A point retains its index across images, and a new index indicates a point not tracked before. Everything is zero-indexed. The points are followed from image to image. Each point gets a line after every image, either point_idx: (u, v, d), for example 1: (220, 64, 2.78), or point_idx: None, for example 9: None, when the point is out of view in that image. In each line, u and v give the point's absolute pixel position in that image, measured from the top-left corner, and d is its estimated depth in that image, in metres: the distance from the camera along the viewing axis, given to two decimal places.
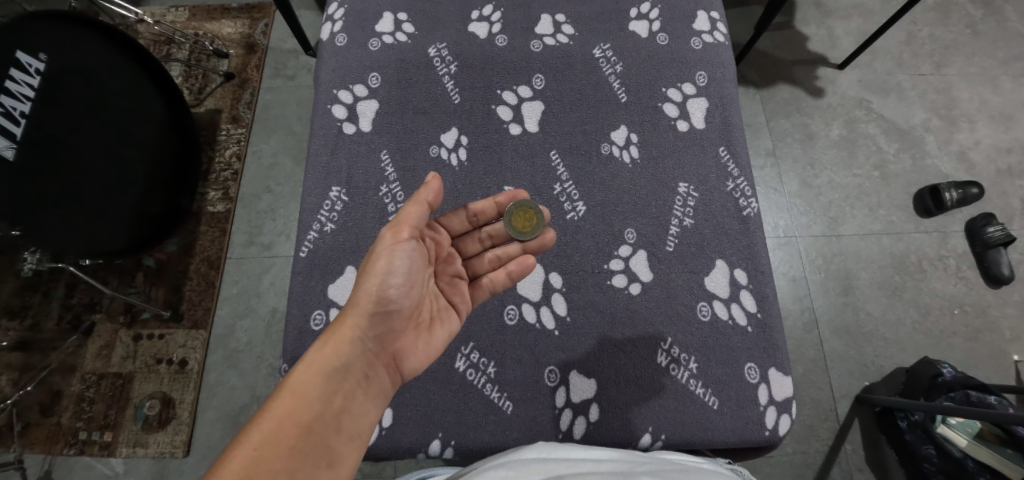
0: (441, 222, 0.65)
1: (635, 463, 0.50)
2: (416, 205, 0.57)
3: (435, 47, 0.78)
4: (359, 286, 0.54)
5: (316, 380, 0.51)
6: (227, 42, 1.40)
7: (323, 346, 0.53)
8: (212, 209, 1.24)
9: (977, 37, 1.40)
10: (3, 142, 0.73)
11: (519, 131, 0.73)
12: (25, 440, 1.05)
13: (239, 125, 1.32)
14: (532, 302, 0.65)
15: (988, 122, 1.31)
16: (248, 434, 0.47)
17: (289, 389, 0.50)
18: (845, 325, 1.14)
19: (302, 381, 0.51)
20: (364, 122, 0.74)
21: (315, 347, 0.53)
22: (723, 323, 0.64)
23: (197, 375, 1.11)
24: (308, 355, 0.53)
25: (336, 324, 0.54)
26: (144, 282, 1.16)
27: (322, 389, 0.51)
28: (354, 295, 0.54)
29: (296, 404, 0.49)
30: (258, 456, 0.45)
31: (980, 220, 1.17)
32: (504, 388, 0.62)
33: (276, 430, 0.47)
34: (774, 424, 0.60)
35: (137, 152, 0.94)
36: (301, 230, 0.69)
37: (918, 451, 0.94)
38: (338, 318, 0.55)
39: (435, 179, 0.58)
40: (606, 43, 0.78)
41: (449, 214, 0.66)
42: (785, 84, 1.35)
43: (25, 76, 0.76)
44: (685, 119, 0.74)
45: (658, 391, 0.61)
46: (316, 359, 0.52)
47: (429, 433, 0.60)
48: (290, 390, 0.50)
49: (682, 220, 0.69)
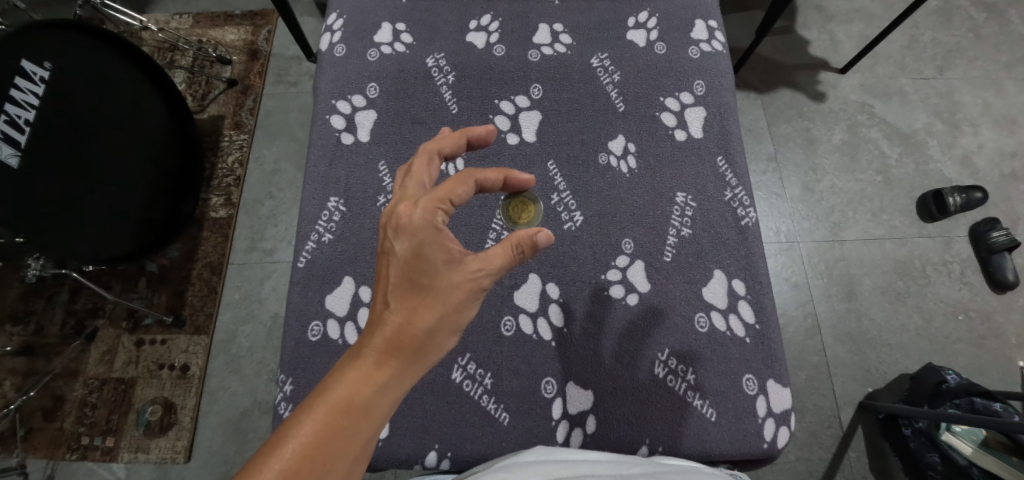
0: (451, 191, 0.49)
1: (628, 464, 0.50)
2: (521, 250, 0.50)
3: (433, 56, 0.78)
4: (445, 295, 0.47)
5: (374, 398, 0.43)
6: (230, 49, 1.41)
7: (383, 357, 0.45)
8: (214, 214, 1.24)
9: (979, 40, 1.39)
10: (7, 150, 0.72)
11: (517, 141, 0.74)
12: (28, 445, 1.06)
13: (241, 132, 1.32)
14: (529, 312, 0.64)
15: (992, 126, 1.30)
16: (284, 444, 0.38)
17: (333, 401, 0.41)
18: (848, 331, 1.13)
19: (354, 394, 0.42)
20: (362, 131, 0.74)
21: (370, 355, 0.45)
22: (721, 334, 0.64)
23: (198, 380, 1.11)
24: (365, 359, 0.45)
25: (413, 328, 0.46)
26: (147, 287, 1.17)
27: (381, 408, 0.43)
28: (435, 309, 0.47)
29: (345, 416, 0.41)
30: (303, 472, 0.37)
31: (984, 225, 1.17)
32: (501, 399, 0.61)
33: (322, 446, 0.39)
34: (773, 435, 0.60)
35: (141, 158, 0.96)
36: (300, 240, 0.68)
37: (923, 459, 0.93)
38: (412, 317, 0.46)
39: (550, 236, 0.51)
40: (605, 52, 0.78)
41: (461, 181, 0.50)
42: (786, 88, 1.35)
43: (30, 84, 0.76)
44: (683, 128, 0.74)
45: (656, 402, 0.61)
46: (371, 372, 0.44)
47: (426, 444, 0.59)
48: (335, 403, 0.41)
49: (680, 230, 0.68)
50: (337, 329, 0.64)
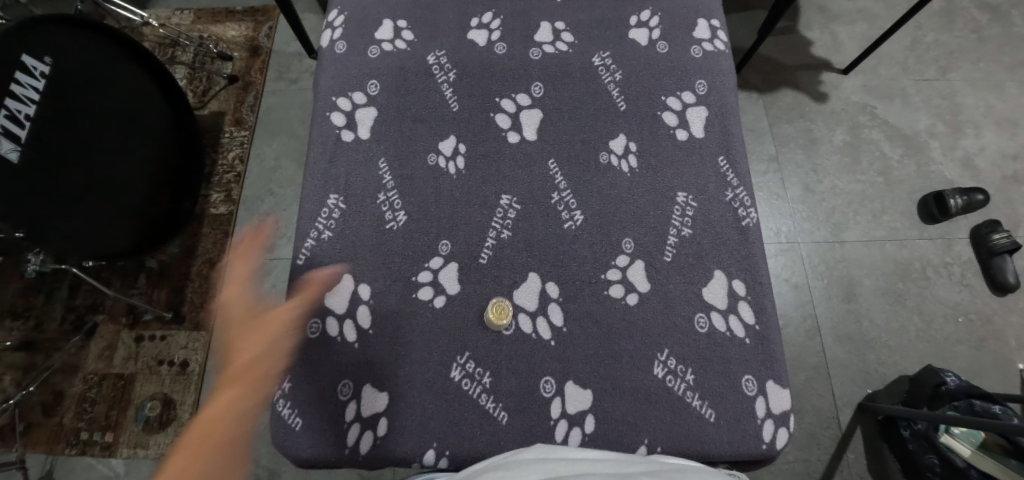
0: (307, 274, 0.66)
1: (627, 462, 0.50)
2: (317, 293, 0.64)
3: (433, 54, 0.78)
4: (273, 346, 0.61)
5: (234, 426, 0.54)
6: (231, 45, 1.40)
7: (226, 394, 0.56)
8: (214, 211, 1.24)
9: (982, 42, 1.39)
10: (8, 144, 0.72)
11: (517, 139, 0.73)
12: (27, 440, 1.06)
13: (241, 128, 1.32)
14: (529, 311, 0.64)
15: (994, 128, 1.29)
16: None
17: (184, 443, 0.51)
18: (847, 333, 1.13)
19: (210, 429, 0.53)
20: (363, 129, 0.74)
21: (224, 389, 0.57)
22: (721, 334, 0.63)
23: (197, 377, 1.11)
24: (213, 397, 0.56)
25: (245, 378, 0.58)
26: (147, 283, 1.17)
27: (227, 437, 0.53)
28: (252, 360, 0.60)
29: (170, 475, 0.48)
30: None
31: (985, 228, 1.16)
32: (499, 398, 0.60)
33: None
34: (772, 436, 0.59)
35: (143, 153, 0.96)
36: (300, 237, 0.68)
37: (921, 461, 0.93)
38: (243, 375, 0.59)
39: (339, 277, 0.65)
40: (606, 51, 0.78)
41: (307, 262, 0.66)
42: (788, 89, 1.34)
43: (30, 79, 0.75)
44: (685, 128, 0.74)
45: (656, 402, 0.60)
46: (224, 399, 0.56)
47: (424, 443, 0.58)
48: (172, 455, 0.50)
49: (681, 230, 0.68)
50: (335, 326, 0.63)
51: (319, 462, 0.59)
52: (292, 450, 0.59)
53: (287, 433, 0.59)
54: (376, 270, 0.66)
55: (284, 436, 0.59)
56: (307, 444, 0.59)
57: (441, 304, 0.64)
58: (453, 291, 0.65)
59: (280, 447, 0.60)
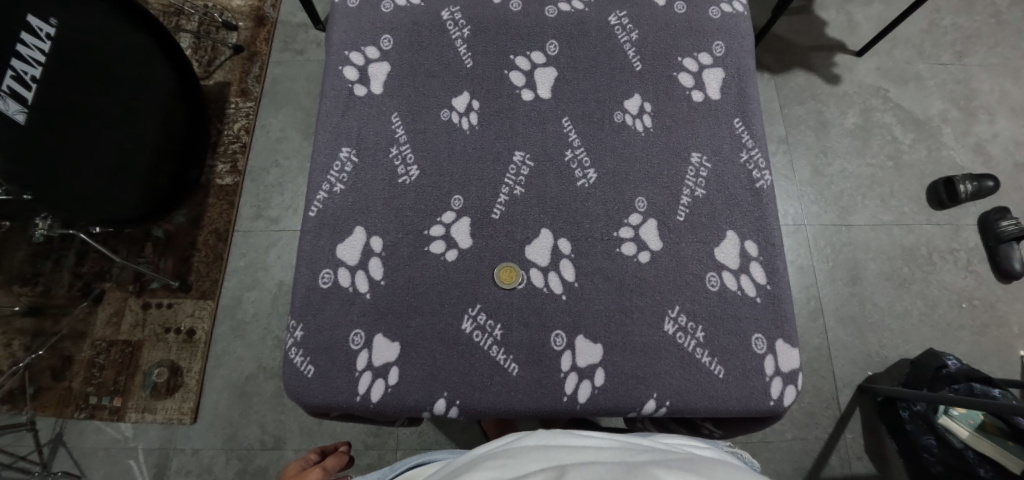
0: None
1: (633, 450, 0.49)
2: None
3: (447, 10, 0.77)
4: None
5: None
6: (237, 14, 1.38)
7: None
8: (220, 181, 1.24)
9: (1001, 26, 1.36)
10: (14, 106, 0.72)
11: (531, 97, 0.73)
12: (37, 404, 1.08)
13: (247, 99, 1.31)
14: (540, 266, 0.64)
15: (1009, 115, 1.28)
16: None
17: None
18: (851, 314, 1.13)
19: None
20: (375, 84, 0.73)
21: None
22: (732, 294, 0.63)
23: (204, 345, 1.12)
24: None
25: None
26: (153, 252, 1.18)
27: None
28: None
29: None
30: None
31: (994, 215, 1.16)
32: (510, 350, 0.61)
33: None
34: (780, 394, 0.60)
35: (146, 124, 0.94)
36: (311, 190, 0.68)
37: (918, 442, 0.93)
38: None
39: None
40: (623, 10, 0.76)
41: None
42: (802, 69, 1.32)
43: (35, 40, 0.74)
44: (700, 90, 0.73)
45: (665, 359, 0.61)
46: None
47: (435, 392, 0.59)
48: None
49: (694, 191, 0.68)
50: (347, 277, 0.63)
51: (331, 409, 0.60)
52: (305, 398, 0.60)
53: (299, 382, 0.60)
54: (389, 223, 0.66)
55: (297, 385, 0.60)
56: (319, 392, 0.59)
57: (453, 258, 0.64)
58: (465, 245, 0.65)
59: (292, 396, 0.60)
